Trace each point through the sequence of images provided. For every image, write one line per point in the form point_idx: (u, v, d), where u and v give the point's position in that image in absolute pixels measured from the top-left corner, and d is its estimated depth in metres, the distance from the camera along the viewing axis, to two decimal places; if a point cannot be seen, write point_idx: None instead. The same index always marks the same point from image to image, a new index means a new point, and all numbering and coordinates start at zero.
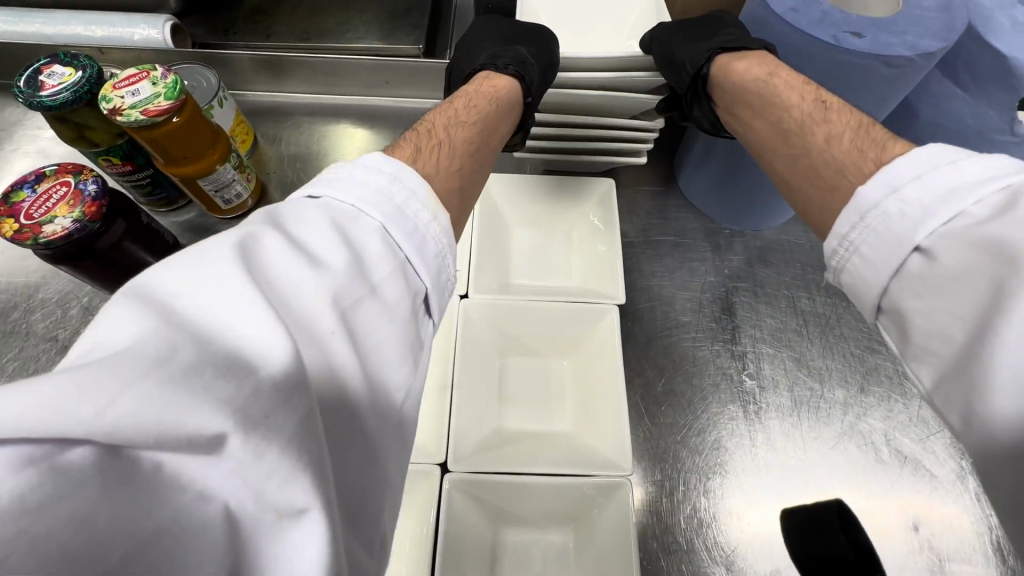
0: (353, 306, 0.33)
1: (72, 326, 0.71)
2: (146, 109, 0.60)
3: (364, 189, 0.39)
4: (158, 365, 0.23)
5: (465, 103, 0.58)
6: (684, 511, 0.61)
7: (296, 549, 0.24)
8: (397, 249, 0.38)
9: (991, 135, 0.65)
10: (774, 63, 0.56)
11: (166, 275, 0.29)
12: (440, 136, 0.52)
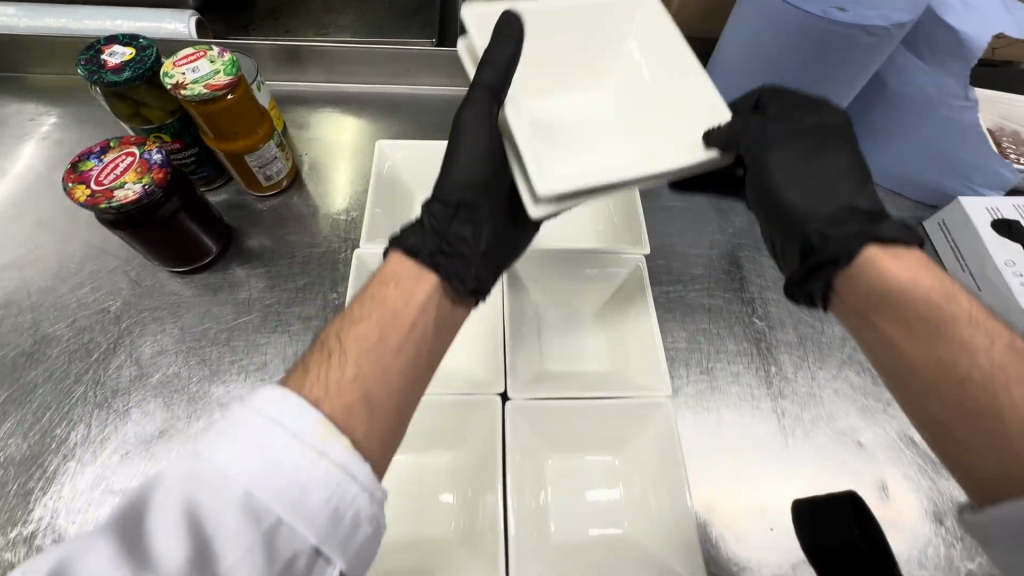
0: None
1: (122, 298, 0.73)
2: (208, 84, 0.64)
3: (243, 450, 0.36)
4: None
5: (389, 302, 0.50)
6: (714, 435, 0.68)
7: None
8: (267, 513, 0.35)
9: (950, 101, 0.76)
10: (948, 286, 0.47)
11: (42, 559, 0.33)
12: (336, 346, 0.45)
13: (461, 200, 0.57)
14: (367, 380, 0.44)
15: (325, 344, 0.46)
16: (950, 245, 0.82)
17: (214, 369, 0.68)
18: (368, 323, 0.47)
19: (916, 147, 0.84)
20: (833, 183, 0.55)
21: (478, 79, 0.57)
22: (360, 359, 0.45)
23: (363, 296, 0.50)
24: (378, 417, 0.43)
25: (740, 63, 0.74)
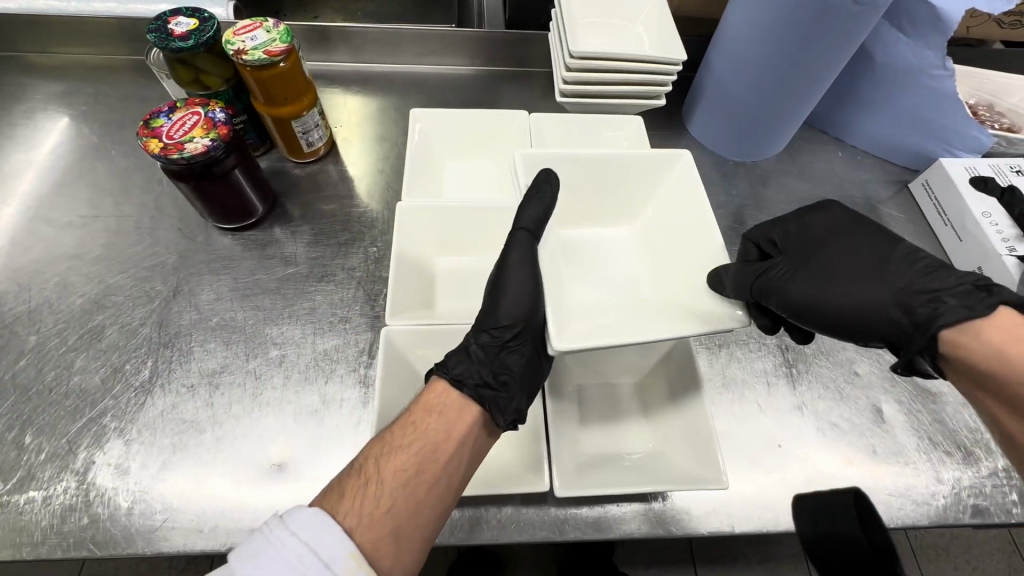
0: None
1: (178, 253, 0.79)
2: (266, 51, 0.71)
3: (280, 565, 0.44)
4: None
5: (427, 441, 0.54)
6: (725, 368, 0.75)
7: None
8: None
9: (930, 71, 0.84)
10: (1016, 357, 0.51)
11: None
12: (381, 468, 0.52)
13: (501, 342, 0.62)
14: (399, 515, 0.50)
15: (373, 451, 0.53)
16: (935, 202, 0.90)
17: (268, 313, 0.74)
18: (409, 465, 0.52)
19: (901, 116, 0.92)
20: (882, 274, 0.59)
21: (523, 221, 0.67)
22: (391, 497, 0.50)
23: (407, 424, 0.55)
24: (405, 544, 0.50)
25: (743, 33, 0.82)
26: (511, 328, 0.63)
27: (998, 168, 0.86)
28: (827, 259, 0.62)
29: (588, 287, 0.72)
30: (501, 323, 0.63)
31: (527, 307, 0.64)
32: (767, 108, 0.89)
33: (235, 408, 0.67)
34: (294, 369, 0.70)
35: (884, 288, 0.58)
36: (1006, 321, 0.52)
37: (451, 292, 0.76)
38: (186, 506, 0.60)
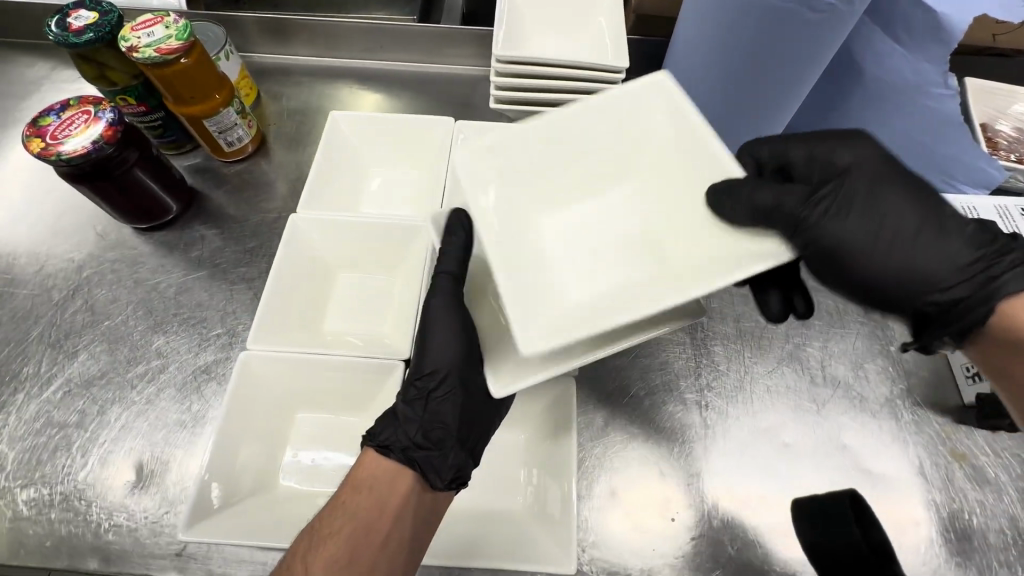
0: None
1: (87, 250, 0.79)
2: (160, 48, 0.67)
3: None
4: None
5: (358, 524, 0.49)
6: (633, 421, 0.67)
7: None
8: None
9: (928, 89, 0.71)
10: None
11: None
12: (317, 554, 0.48)
13: (424, 395, 0.55)
14: None
15: (306, 541, 0.49)
16: None
17: (158, 321, 0.73)
18: (340, 546, 0.48)
19: (893, 140, 0.78)
20: (935, 222, 0.46)
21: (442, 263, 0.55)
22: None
23: (335, 506, 0.51)
24: None
25: (693, 39, 0.71)
26: (433, 380, 0.54)
27: (1005, 211, 0.75)
28: (867, 198, 0.47)
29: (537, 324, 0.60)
30: (424, 374, 0.55)
31: (449, 354, 0.54)
32: (725, 124, 0.78)
33: (104, 417, 0.66)
34: (171, 381, 0.68)
35: (944, 248, 0.46)
36: None
37: (344, 312, 0.72)
38: (34, 516, 0.60)
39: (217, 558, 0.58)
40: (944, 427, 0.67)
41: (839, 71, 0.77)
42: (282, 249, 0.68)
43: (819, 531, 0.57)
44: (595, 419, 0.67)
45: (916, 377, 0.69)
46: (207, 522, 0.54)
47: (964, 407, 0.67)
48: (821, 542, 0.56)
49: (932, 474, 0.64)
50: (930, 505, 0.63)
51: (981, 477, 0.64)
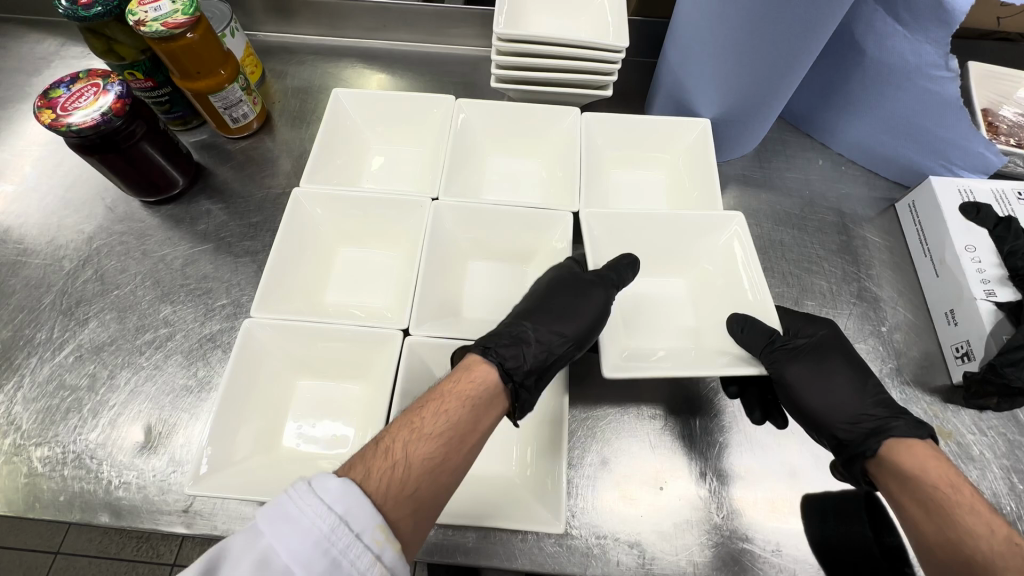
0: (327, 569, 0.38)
1: (97, 221, 0.81)
2: (167, 22, 0.69)
3: (297, 544, 0.38)
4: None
5: (436, 411, 0.51)
6: (624, 397, 0.69)
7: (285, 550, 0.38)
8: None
9: (927, 71, 0.70)
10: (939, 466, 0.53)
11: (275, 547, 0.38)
12: (400, 454, 0.47)
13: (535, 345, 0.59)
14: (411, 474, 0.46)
15: (372, 451, 0.47)
16: (918, 228, 0.77)
17: (165, 291, 0.75)
18: (449, 415, 0.51)
19: (893, 121, 0.78)
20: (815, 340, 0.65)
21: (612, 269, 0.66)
22: (417, 472, 0.46)
23: (441, 390, 0.53)
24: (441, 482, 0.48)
25: (690, 21, 0.70)
26: (563, 348, 0.61)
27: (1002, 195, 0.73)
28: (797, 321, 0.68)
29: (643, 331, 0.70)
30: (557, 333, 0.61)
31: (579, 325, 0.62)
32: (730, 104, 0.77)
33: (114, 381, 0.68)
34: (178, 349, 0.71)
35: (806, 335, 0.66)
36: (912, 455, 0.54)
37: (343, 284, 0.74)
38: (48, 473, 0.62)
39: (221, 516, 0.60)
40: (934, 407, 0.68)
41: (842, 51, 0.76)
42: (287, 224, 0.70)
43: (833, 525, 0.62)
44: (587, 392, 0.69)
45: (905, 357, 0.71)
46: (211, 478, 0.56)
47: (953, 385, 0.68)
48: (833, 536, 0.61)
49: None
50: None
51: (969, 457, 0.65)
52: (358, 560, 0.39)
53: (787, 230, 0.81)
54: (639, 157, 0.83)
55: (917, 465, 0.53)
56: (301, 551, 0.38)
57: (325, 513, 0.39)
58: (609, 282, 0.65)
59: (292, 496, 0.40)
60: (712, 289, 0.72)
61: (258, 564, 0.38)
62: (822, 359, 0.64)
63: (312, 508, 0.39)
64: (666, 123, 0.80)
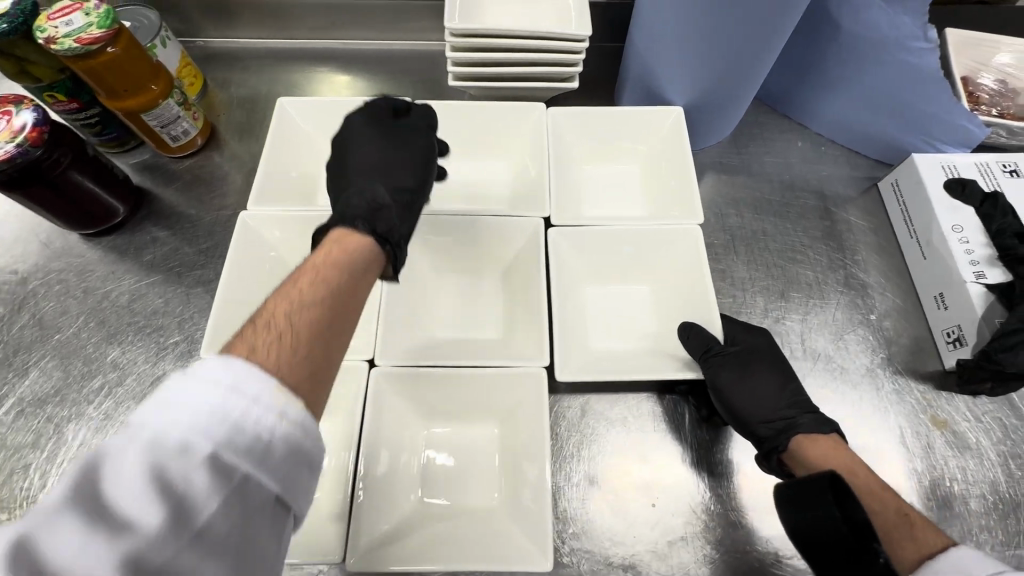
0: (237, 430, 0.33)
1: (32, 260, 0.74)
2: (80, 38, 0.62)
3: (194, 415, 0.33)
4: (179, 456, 0.32)
5: (309, 278, 0.44)
6: (607, 408, 0.65)
7: (176, 419, 0.32)
8: (232, 472, 0.33)
9: (906, 43, 0.67)
10: (839, 452, 0.55)
11: (165, 419, 0.33)
12: (283, 328, 0.40)
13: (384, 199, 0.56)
14: (301, 343, 0.39)
15: (248, 329, 0.39)
16: (902, 208, 0.74)
17: (112, 331, 0.69)
18: (327, 276, 0.45)
19: (871, 97, 0.75)
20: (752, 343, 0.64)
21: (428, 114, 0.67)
22: (305, 329, 0.40)
23: (305, 264, 0.46)
24: (335, 343, 0.42)
25: (655, 8, 0.66)
26: (405, 190, 0.60)
27: (986, 167, 0.70)
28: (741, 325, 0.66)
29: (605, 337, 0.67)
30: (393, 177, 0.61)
31: (413, 174, 0.62)
32: (703, 89, 0.73)
33: (61, 435, 0.63)
34: (129, 395, 0.65)
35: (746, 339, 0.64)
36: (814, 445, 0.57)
37: None
38: None
39: None
40: (928, 394, 0.65)
41: (816, 26, 0.72)
42: (235, 252, 0.64)
43: None
44: (570, 407, 0.65)
45: (895, 345, 0.68)
46: None
47: (944, 371, 0.66)
48: (807, 521, 0.49)
49: (916, 443, 0.63)
50: (912, 474, 0.62)
51: (965, 444, 0.63)
52: (262, 420, 0.34)
53: (769, 219, 0.78)
54: (611, 151, 0.78)
55: (822, 456, 0.55)
56: (197, 419, 0.33)
57: (209, 389, 0.34)
58: (428, 127, 0.66)
59: (175, 380, 0.34)
60: (670, 297, 0.68)
61: (145, 449, 0.31)
62: (750, 364, 0.62)
63: (193, 389, 0.33)
64: (636, 114, 0.75)
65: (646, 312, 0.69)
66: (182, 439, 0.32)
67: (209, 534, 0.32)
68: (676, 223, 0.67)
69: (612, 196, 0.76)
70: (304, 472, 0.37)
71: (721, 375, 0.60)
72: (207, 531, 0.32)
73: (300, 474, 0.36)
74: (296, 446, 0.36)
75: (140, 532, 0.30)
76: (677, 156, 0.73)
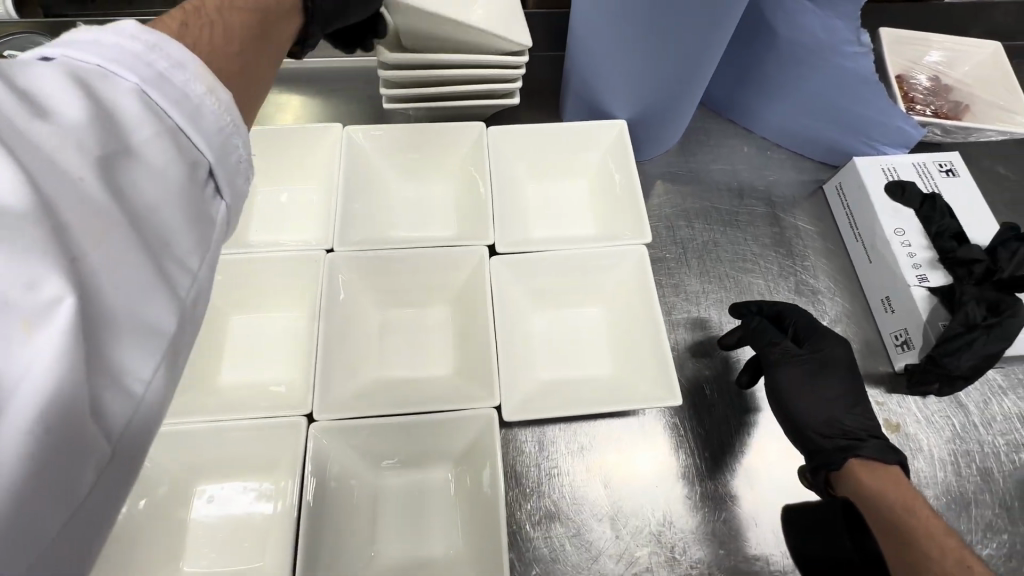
0: (163, 85, 0.30)
1: None
2: None
3: (107, 53, 0.29)
4: (102, 81, 0.29)
5: None
6: (566, 437, 0.63)
7: (98, 91, 0.28)
8: (159, 116, 0.30)
9: (841, 48, 0.67)
10: (899, 486, 0.55)
11: (78, 59, 0.29)
12: (211, 16, 0.39)
13: None
14: (227, 28, 0.39)
15: (178, 12, 0.37)
16: (847, 211, 0.74)
17: None
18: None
19: (812, 101, 0.74)
20: (831, 345, 0.64)
21: None
22: (233, 36, 0.39)
23: None
24: (262, 37, 0.42)
25: (589, 26, 0.64)
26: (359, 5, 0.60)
27: (924, 168, 0.71)
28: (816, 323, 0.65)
29: (560, 365, 0.65)
30: None
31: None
32: (646, 102, 0.71)
33: None
34: None
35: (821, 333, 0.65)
36: (872, 474, 0.57)
37: (239, 358, 0.64)
38: None
39: None
40: (879, 398, 0.66)
41: (753, 33, 0.72)
42: None
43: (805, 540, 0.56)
44: (528, 439, 0.63)
45: None
46: None
47: (893, 374, 0.67)
48: (809, 548, 0.56)
49: None
50: None
51: (916, 446, 0.64)
52: (188, 82, 0.31)
53: (720, 228, 0.77)
54: (558, 169, 0.76)
55: (878, 484, 0.55)
56: (119, 58, 0.29)
57: (121, 46, 0.30)
58: None
59: (84, 32, 0.30)
60: (625, 319, 0.66)
61: (61, 76, 0.27)
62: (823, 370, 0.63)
63: (106, 36, 0.30)
64: (579, 129, 0.73)
65: (600, 336, 0.67)
66: (107, 86, 0.29)
67: (131, 176, 0.28)
68: (624, 244, 0.65)
69: (559, 213, 0.74)
70: (238, 167, 0.33)
71: (784, 370, 0.62)
72: (126, 172, 0.27)
73: (239, 179, 0.33)
74: (231, 151, 0.33)
75: (54, 117, 0.26)
76: (622, 172, 0.71)
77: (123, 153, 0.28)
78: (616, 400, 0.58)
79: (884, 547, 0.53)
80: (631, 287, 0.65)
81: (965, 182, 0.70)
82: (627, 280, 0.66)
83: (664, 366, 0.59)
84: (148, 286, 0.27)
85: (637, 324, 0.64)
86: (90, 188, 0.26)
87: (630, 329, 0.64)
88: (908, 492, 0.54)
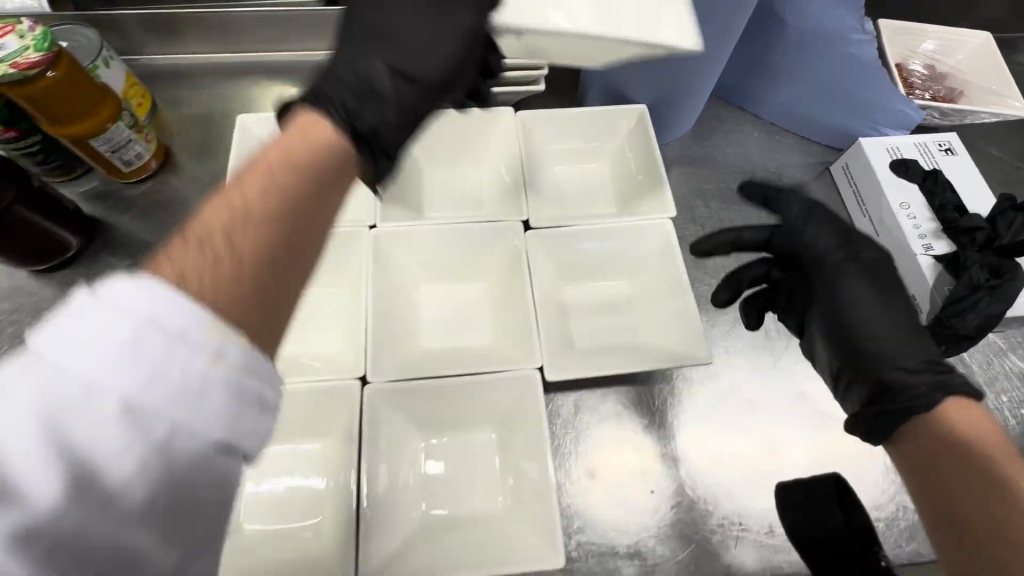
0: (173, 429, 0.27)
1: None
2: (16, 63, 0.59)
3: (101, 344, 0.26)
4: (88, 407, 0.26)
5: (262, 185, 0.36)
6: (599, 402, 0.67)
7: (82, 426, 0.25)
8: (161, 434, 0.27)
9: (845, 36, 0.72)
10: (993, 435, 0.48)
11: (59, 339, 0.26)
12: (221, 245, 0.33)
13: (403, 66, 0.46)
14: (247, 252, 0.33)
15: (177, 245, 0.32)
16: (854, 190, 0.78)
17: None
18: (281, 167, 0.38)
19: (818, 87, 0.79)
20: (886, 270, 0.58)
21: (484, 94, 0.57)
22: (249, 281, 0.33)
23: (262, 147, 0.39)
24: (275, 223, 0.35)
25: None
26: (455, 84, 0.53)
27: (925, 147, 0.76)
28: (868, 247, 0.59)
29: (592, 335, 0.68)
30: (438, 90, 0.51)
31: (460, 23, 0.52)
32: (665, 89, 0.75)
33: None
34: None
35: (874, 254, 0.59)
36: (962, 413, 0.49)
37: (286, 334, 0.67)
38: None
39: None
40: None
41: (762, 24, 0.76)
42: None
43: (800, 513, 0.54)
44: (564, 405, 0.66)
45: None
46: None
47: None
48: (799, 518, 0.54)
49: None
50: None
51: None
52: (193, 369, 0.27)
53: (735, 207, 0.81)
54: (581, 153, 0.80)
55: (970, 427, 0.48)
56: (106, 358, 0.26)
57: (116, 319, 0.27)
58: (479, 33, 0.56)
59: (82, 298, 0.27)
60: (652, 291, 0.69)
61: (43, 396, 0.25)
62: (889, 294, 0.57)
63: (98, 314, 0.27)
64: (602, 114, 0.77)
65: (627, 308, 0.71)
66: (63, 369, 0.26)
67: (125, 480, 0.26)
68: (647, 218, 0.69)
69: (584, 193, 0.78)
70: (255, 411, 0.30)
71: (846, 286, 0.57)
72: (112, 517, 0.25)
73: (263, 421, 0.30)
74: (254, 421, 0.30)
75: (26, 504, 0.24)
76: (643, 154, 0.75)
77: (122, 483, 0.26)
78: (648, 360, 0.61)
79: (955, 480, 0.47)
80: (656, 260, 0.69)
81: (963, 159, 0.75)
82: (653, 254, 0.70)
83: (694, 326, 0.63)
84: (129, 545, 0.26)
85: (664, 292, 0.68)
86: (89, 537, 0.25)
87: (657, 299, 0.68)
88: (1001, 443, 0.47)
